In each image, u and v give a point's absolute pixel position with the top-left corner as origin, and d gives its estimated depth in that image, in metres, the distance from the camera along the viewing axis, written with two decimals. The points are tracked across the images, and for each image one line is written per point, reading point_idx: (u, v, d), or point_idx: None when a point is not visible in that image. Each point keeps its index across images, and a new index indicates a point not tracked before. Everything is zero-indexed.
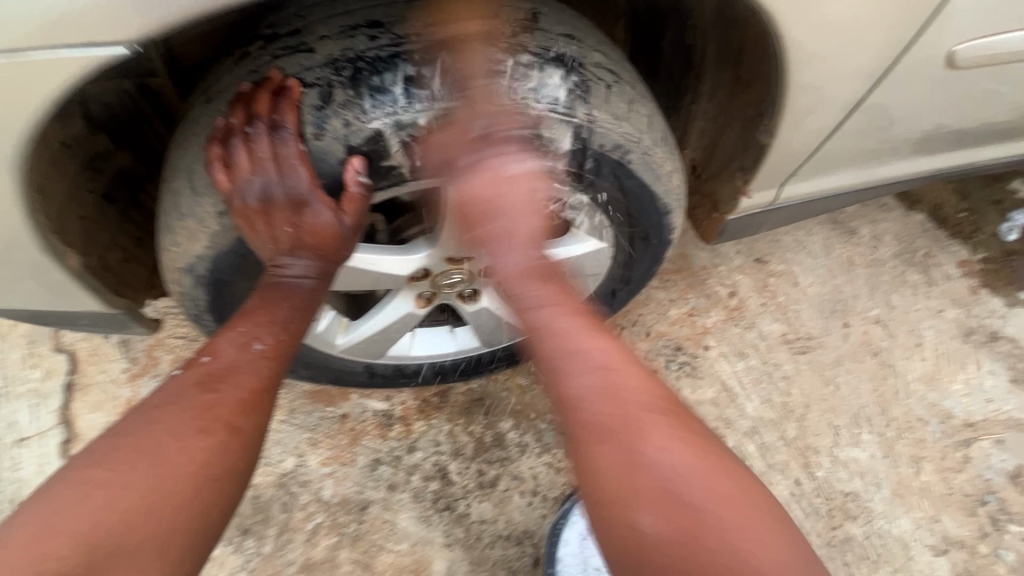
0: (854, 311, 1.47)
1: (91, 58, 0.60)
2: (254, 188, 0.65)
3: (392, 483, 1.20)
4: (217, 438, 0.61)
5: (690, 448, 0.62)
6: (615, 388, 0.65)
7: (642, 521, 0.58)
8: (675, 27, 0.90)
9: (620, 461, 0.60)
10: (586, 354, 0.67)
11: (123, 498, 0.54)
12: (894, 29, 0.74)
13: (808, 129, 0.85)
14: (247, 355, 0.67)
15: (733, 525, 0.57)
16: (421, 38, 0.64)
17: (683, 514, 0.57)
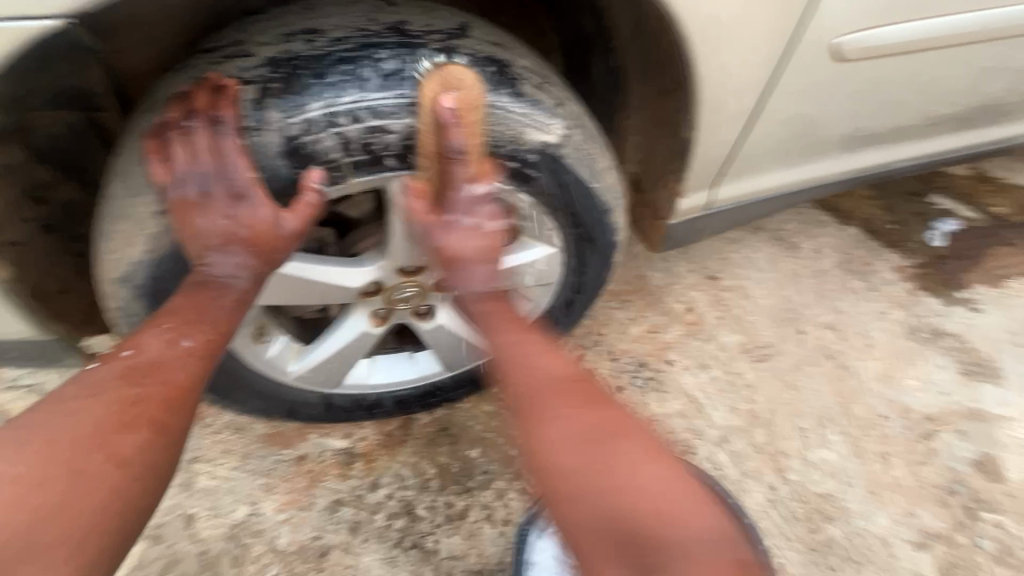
0: (806, 318, 1.51)
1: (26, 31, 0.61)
2: (193, 181, 0.67)
3: (353, 525, 1.12)
4: (138, 436, 0.61)
5: (598, 408, 0.74)
6: (533, 373, 0.75)
7: (569, 474, 0.68)
8: (600, 51, 0.97)
9: (549, 427, 0.71)
10: (513, 343, 0.77)
11: (39, 495, 0.55)
12: (783, 26, 0.80)
13: (725, 126, 0.91)
14: (172, 352, 0.66)
15: (636, 464, 0.69)
16: (355, 40, 0.69)
17: (596, 470, 0.68)
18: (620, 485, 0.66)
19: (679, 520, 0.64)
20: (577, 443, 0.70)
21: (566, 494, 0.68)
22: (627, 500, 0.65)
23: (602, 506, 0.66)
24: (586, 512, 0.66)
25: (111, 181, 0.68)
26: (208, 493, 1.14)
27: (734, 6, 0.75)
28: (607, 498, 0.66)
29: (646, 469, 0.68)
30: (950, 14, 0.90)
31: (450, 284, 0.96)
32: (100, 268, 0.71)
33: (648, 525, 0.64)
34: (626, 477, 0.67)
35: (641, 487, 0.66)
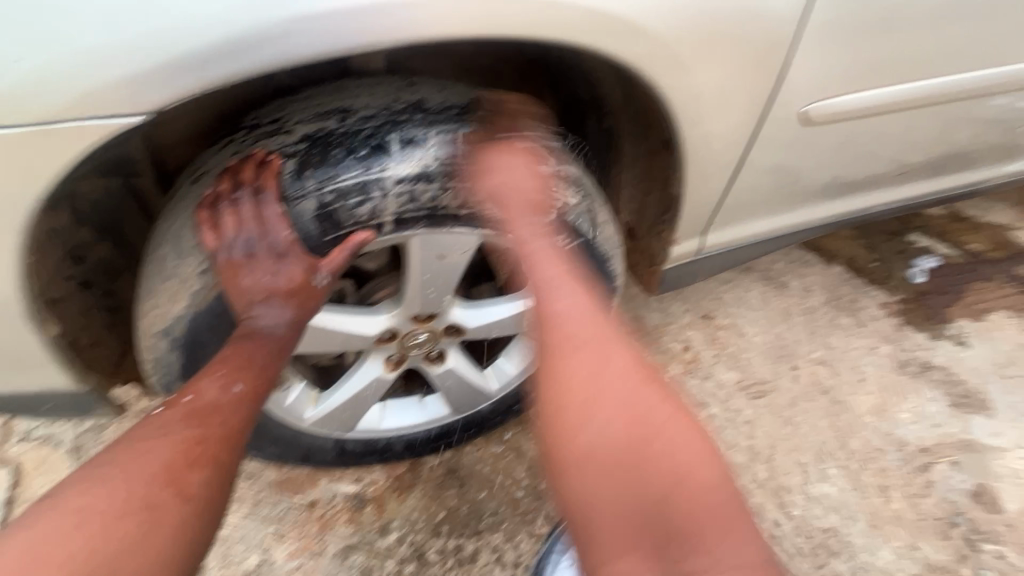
0: (799, 354, 1.57)
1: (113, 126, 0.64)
2: (238, 244, 0.74)
3: (366, 571, 1.13)
4: (199, 475, 0.64)
5: (641, 380, 0.76)
6: (578, 329, 0.78)
7: (582, 442, 0.71)
8: (595, 116, 1.07)
9: (583, 374, 0.75)
10: (567, 309, 0.79)
11: (120, 527, 0.58)
12: (757, 97, 0.90)
13: (710, 181, 1.00)
14: (227, 397, 0.70)
15: (678, 439, 0.71)
16: (382, 115, 0.76)
17: (637, 429, 0.71)
18: (649, 462, 0.69)
19: (706, 512, 0.67)
20: (611, 414, 0.72)
21: (596, 459, 0.71)
22: (655, 479, 0.69)
23: (627, 481, 0.69)
24: (609, 485, 0.69)
25: (158, 244, 0.76)
26: (220, 542, 1.16)
27: (714, 81, 0.85)
28: (637, 484, 0.68)
29: (685, 451, 0.71)
30: (907, 80, 1.00)
31: (462, 329, 1.01)
32: (144, 323, 0.77)
33: (672, 513, 0.67)
34: (656, 458, 0.70)
35: (672, 469, 0.69)
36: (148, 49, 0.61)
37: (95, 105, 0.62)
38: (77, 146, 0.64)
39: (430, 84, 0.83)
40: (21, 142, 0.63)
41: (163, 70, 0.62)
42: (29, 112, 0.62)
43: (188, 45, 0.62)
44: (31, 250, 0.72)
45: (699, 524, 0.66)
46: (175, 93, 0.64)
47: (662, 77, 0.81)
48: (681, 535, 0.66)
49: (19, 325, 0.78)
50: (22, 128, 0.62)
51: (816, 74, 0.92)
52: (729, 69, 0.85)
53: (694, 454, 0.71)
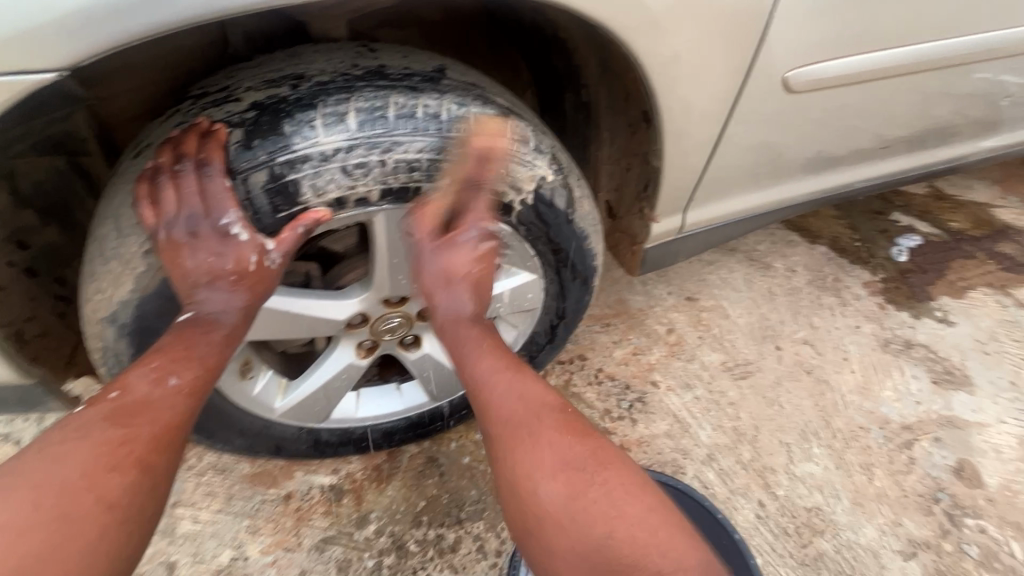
0: (783, 335, 1.55)
1: (20, 85, 0.58)
2: (181, 222, 0.69)
3: (343, 564, 1.10)
4: (125, 478, 0.59)
5: (579, 444, 0.74)
6: (507, 408, 0.78)
7: (544, 506, 0.71)
8: (573, 88, 1.03)
9: (528, 452, 0.74)
10: (479, 378, 0.80)
11: (23, 543, 0.53)
12: (738, 62, 0.86)
13: (690, 155, 0.97)
14: (159, 392, 0.65)
15: (610, 498, 0.69)
16: (339, 82, 0.72)
17: (579, 484, 0.70)
18: (591, 513, 0.68)
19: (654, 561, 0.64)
20: (555, 488, 0.71)
21: (555, 529, 0.69)
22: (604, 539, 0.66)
23: (576, 530, 0.68)
24: (570, 540, 0.68)
25: (99, 224, 0.71)
26: (191, 538, 1.11)
27: (692, 44, 0.81)
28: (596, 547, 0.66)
29: (621, 506, 0.68)
30: (891, 46, 0.97)
31: (437, 313, 0.98)
32: (87, 309, 0.72)
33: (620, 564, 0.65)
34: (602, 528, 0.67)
35: (613, 521, 0.67)
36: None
37: (4, 60, 0.57)
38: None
39: (391, 51, 0.78)
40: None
41: (74, 23, 0.57)
42: None
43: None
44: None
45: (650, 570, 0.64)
46: (94, 47, 0.58)
47: (637, 40, 0.77)
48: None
49: None
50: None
51: (798, 40, 0.88)
52: (708, 30, 0.81)
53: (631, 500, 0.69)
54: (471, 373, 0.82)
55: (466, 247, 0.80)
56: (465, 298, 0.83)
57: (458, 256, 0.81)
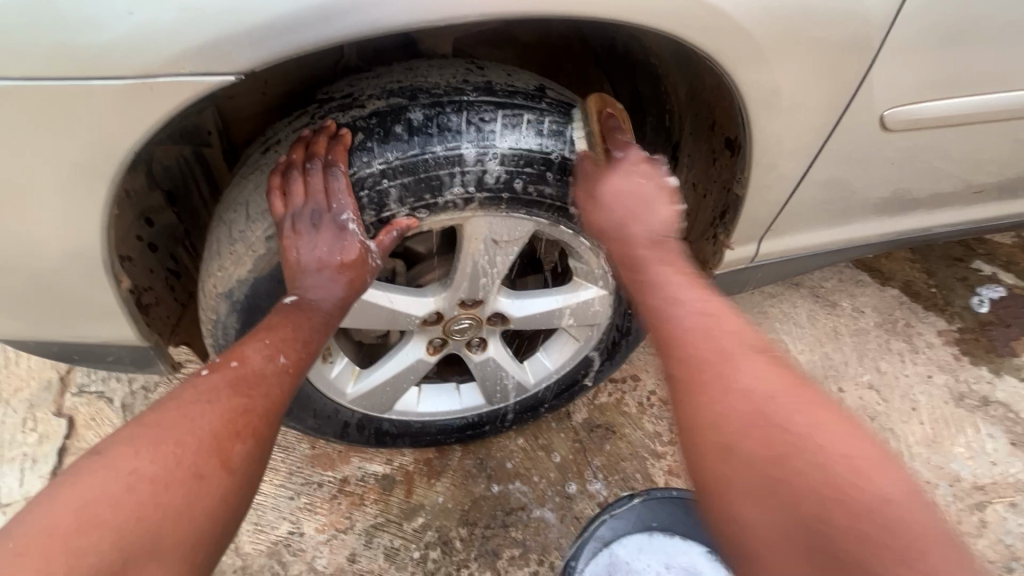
0: (846, 376, 1.51)
1: (206, 85, 0.64)
2: (305, 214, 0.77)
3: (391, 552, 1.14)
4: (244, 446, 0.69)
5: (791, 387, 0.65)
6: (722, 333, 0.70)
7: (748, 432, 0.63)
8: (655, 112, 1.05)
9: (748, 409, 0.64)
10: (744, 386, 0.65)
11: (167, 494, 0.61)
12: (832, 96, 0.86)
13: (773, 186, 0.97)
14: (271, 366, 0.76)
15: (847, 448, 0.60)
16: (451, 97, 0.78)
17: (828, 480, 0.58)
18: (854, 502, 0.56)
19: (884, 494, 0.56)
20: (755, 438, 0.62)
21: (699, 359, 0.68)
22: (800, 463, 0.59)
23: (804, 501, 0.57)
24: (763, 516, 0.59)
25: (228, 211, 0.81)
26: (254, 508, 1.18)
27: (793, 80, 0.82)
28: (772, 470, 0.60)
29: (829, 421, 0.62)
30: (998, 91, 0.94)
31: (505, 318, 1.02)
32: (208, 283, 0.82)
33: (857, 531, 0.55)
34: (810, 456, 0.59)
35: (850, 463, 0.58)
36: (250, 12, 0.61)
37: (196, 62, 0.62)
38: (169, 103, 0.64)
39: (498, 70, 0.84)
40: (120, 97, 0.63)
41: (259, 32, 0.62)
42: (129, 66, 0.61)
43: (287, 10, 0.61)
44: (118, 208, 0.72)
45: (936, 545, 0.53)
46: (272, 54, 0.63)
47: (739, 70, 0.79)
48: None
49: (100, 278, 0.77)
50: (120, 83, 0.62)
51: (897, 80, 0.87)
52: (816, 65, 0.82)
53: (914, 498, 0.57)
54: (667, 306, 0.73)
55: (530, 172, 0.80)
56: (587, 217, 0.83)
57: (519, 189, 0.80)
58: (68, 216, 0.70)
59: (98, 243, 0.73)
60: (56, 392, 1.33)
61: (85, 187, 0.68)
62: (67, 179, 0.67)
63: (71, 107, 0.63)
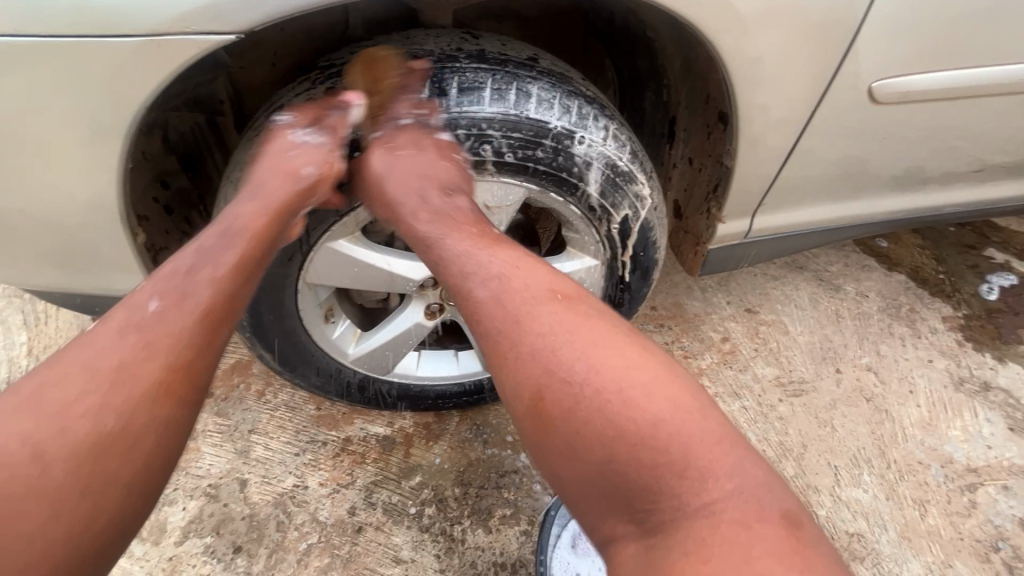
0: (844, 358, 1.51)
1: (209, 43, 0.68)
2: None
3: (389, 507, 1.20)
4: (171, 374, 0.65)
5: (567, 332, 0.69)
6: (518, 289, 0.73)
7: (543, 385, 0.67)
8: (654, 86, 1.07)
9: (540, 366, 0.68)
10: (537, 337, 0.70)
11: (88, 430, 0.61)
12: (820, 67, 0.87)
13: (763, 159, 0.98)
14: (199, 288, 0.70)
15: (641, 384, 0.65)
16: (444, 63, 0.85)
17: (621, 419, 0.63)
18: (647, 440, 0.61)
19: (658, 417, 0.62)
20: (558, 395, 0.66)
21: (507, 334, 0.71)
22: (594, 409, 0.64)
23: (613, 440, 0.62)
24: (571, 467, 0.65)
25: (234, 168, 0.89)
26: (262, 462, 1.25)
27: (780, 49, 0.84)
28: (578, 411, 0.65)
29: (614, 358, 0.67)
30: (996, 66, 0.93)
31: None
32: None
33: (643, 459, 0.61)
34: (595, 401, 0.64)
35: (638, 396, 0.64)
36: None
37: (199, 20, 0.67)
38: (176, 60, 0.69)
39: (492, 40, 0.89)
40: (130, 53, 0.68)
41: None
42: (140, 23, 0.66)
43: None
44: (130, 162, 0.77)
45: (713, 452, 0.62)
46: (270, 14, 0.67)
47: (723, 37, 0.80)
48: (690, 518, 0.59)
49: (117, 230, 0.83)
50: (132, 40, 0.67)
51: (888, 50, 0.87)
52: (804, 35, 0.83)
53: (703, 418, 0.64)
54: (474, 288, 0.75)
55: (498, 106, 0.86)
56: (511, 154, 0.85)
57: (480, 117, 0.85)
58: (85, 169, 0.76)
59: (114, 197, 0.79)
60: None
61: (100, 141, 0.73)
62: (82, 133, 0.72)
63: (86, 63, 0.68)
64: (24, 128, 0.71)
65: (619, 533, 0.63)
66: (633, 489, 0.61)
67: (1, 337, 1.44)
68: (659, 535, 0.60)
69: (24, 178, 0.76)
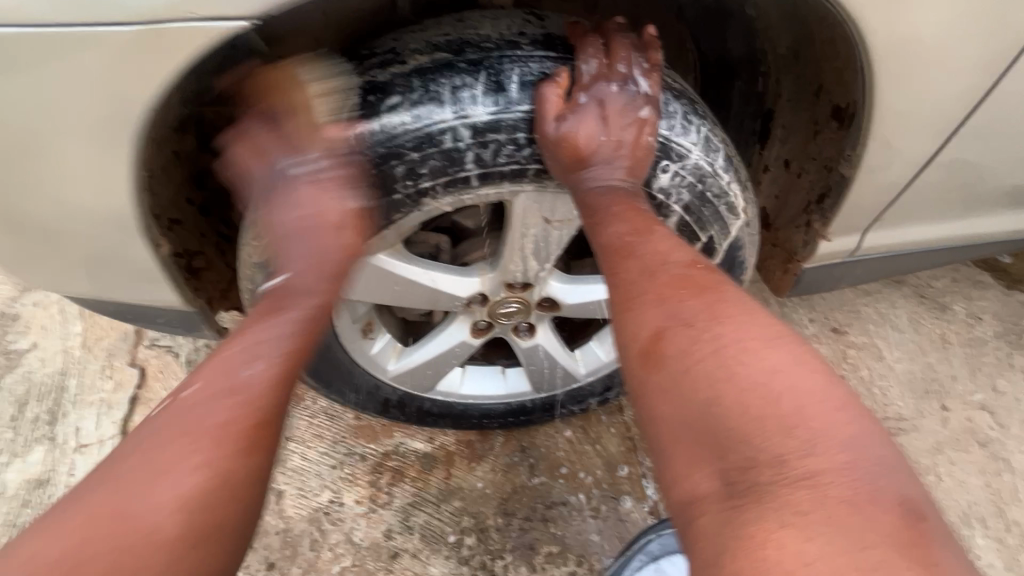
0: (952, 393, 1.30)
1: (213, 32, 0.59)
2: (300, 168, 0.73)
3: (426, 533, 1.12)
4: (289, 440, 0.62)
5: (694, 300, 0.61)
6: (666, 258, 0.66)
7: (689, 342, 0.58)
8: (747, 76, 0.89)
9: (682, 332, 0.59)
10: (678, 303, 0.61)
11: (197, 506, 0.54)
12: (984, 60, 0.69)
13: (892, 168, 0.80)
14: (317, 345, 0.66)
15: (812, 395, 0.52)
16: (502, 51, 0.72)
17: (778, 412, 0.51)
18: (794, 442, 0.50)
19: (829, 443, 0.49)
20: (675, 341, 0.59)
21: (627, 280, 0.66)
22: (723, 372, 0.55)
23: (748, 426, 0.51)
24: (671, 417, 0.57)
25: (264, 175, 0.76)
26: (298, 473, 1.19)
27: (941, 31, 0.66)
28: (719, 383, 0.54)
29: (759, 335, 0.56)
30: None
31: (557, 304, 0.94)
32: (244, 254, 0.80)
33: (786, 466, 0.49)
34: (751, 383, 0.53)
35: (786, 378, 0.53)
36: None
37: (207, 5, 0.58)
38: (179, 52, 0.60)
39: (559, 23, 0.79)
40: (130, 45, 0.59)
41: None
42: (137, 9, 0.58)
43: None
44: (144, 167, 0.70)
45: (862, 471, 0.48)
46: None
47: (870, 18, 0.64)
48: (794, 490, 0.48)
49: (138, 241, 0.76)
50: (129, 28, 0.58)
51: None
52: (964, 6, 0.64)
53: (865, 433, 0.50)
54: (594, 232, 0.71)
55: (593, 111, 0.74)
56: (619, 167, 0.74)
57: (587, 124, 0.73)
58: (99, 176, 0.68)
59: (126, 204, 0.71)
60: (132, 343, 1.41)
61: (109, 146, 0.66)
62: (87, 134, 0.65)
63: (85, 57, 0.60)
64: (28, 130, 0.64)
65: (703, 492, 0.52)
66: (755, 486, 0.49)
67: (55, 326, 1.45)
68: (744, 501, 0.49)
69: (41, 188, 0.70)
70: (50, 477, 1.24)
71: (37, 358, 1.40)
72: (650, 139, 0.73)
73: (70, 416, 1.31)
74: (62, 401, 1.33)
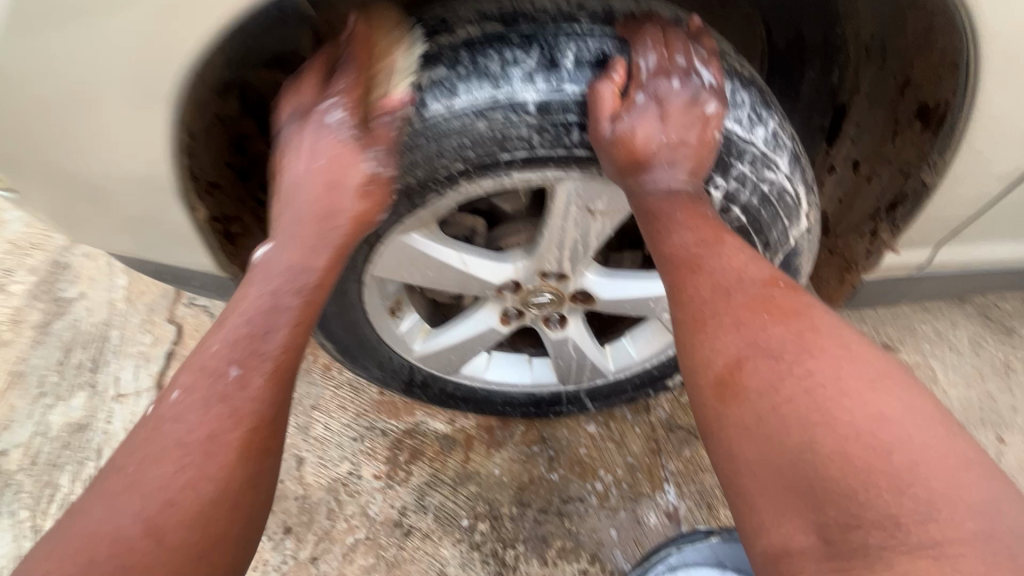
0: (1011, 425, 1.20)
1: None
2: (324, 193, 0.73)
3: (440, 514, 1.12)
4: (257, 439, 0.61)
5: (779, 327, 0.57)
6: (747, 278, 0.62)
7: (775, 377, 0.55)
8: (819, 64, 0.81)
9: (767, 361, 0.56)
10: (757, 327, 0.58)
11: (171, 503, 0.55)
12: None
13: (982, 180, 0.72)
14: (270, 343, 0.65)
15: (918, 437, 0.48)
16: (557, 25, 0.68)
17: (882, 457, 0.47)
18: (902, 492, 0.46)
19: (945, 492, 0.45)
20: (757, 371, 0.56)
21: (697, 299, 0.63)
22: (815, 412, 0.51)
23: (851, 475, 0.47)
24: (756, 458, 0.53)
25: None
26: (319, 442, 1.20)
27: None
28: (813, 419, 0.51)
29: (861, 376, 0.52)
30: None
31: (592, 298, 0.91)
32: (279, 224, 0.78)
33: (898, 517, 0.45)
34: (849, 424, 0.50)
35: (894, 428, 0.49)
36: None
37: None
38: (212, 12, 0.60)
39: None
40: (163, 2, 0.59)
41: None
42: None
43: None
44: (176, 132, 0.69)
45: (997, 538, 0.43)
46: None
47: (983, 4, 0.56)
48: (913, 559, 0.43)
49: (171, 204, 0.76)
50: None
51: None
52: None
53: (992, 497, 0.46)
54: (659, 240, 0.67)
55: (652, 110, 0.70)
56: (679, 170, 0.69)
57: (646, 124, 0.69)
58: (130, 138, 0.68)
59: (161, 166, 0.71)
60: (171, 300, 1.45)
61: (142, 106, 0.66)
62: (122, 94, 0.64)
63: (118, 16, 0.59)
64: (65, 86, 0.64)
65: (796, 547, 0.49)
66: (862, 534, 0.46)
67: (100, 276, 1.49)
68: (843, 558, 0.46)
69: (78, 146, 0.70)
70: (88, 422, 1.29)
71: (85, 308, 1.45)
72: (717, 134, 0.68)
73: (110, 365, 1.36)
74: (104, 351, 1.38)
